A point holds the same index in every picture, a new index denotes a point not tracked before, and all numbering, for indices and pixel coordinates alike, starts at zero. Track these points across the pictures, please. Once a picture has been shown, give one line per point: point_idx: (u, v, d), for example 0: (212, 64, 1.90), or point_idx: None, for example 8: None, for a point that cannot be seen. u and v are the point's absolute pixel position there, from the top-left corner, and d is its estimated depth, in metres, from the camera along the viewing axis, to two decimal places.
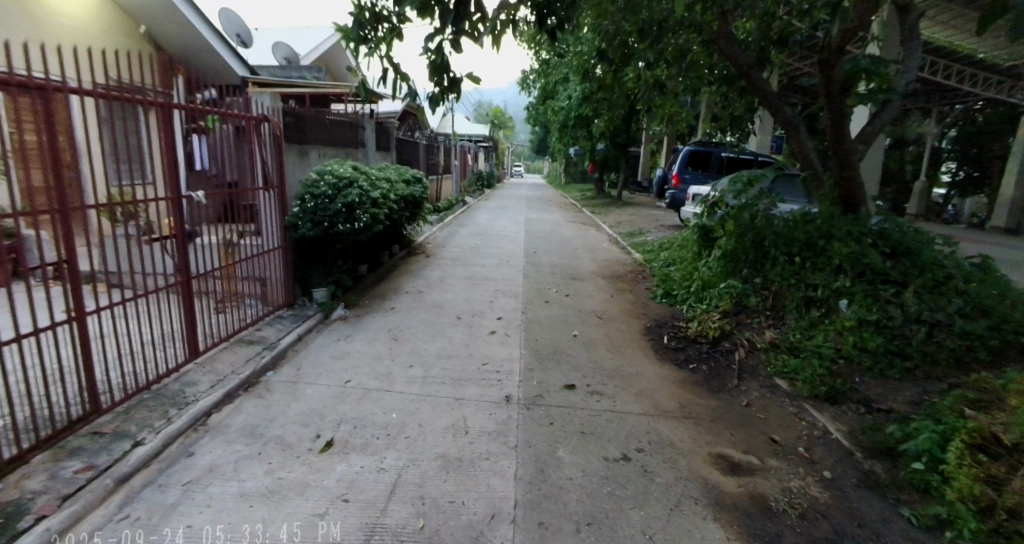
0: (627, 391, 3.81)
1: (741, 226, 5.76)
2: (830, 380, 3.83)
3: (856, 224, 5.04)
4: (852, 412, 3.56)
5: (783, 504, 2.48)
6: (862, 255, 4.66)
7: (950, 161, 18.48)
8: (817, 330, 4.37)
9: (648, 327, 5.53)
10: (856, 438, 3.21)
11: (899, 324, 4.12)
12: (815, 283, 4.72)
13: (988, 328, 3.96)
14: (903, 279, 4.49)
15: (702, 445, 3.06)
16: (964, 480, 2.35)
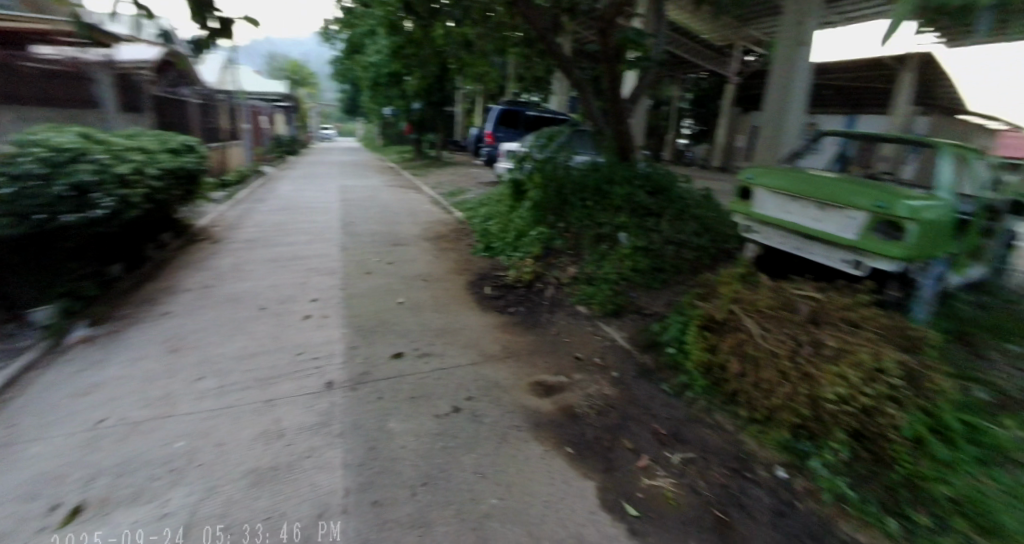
0: (454, 345, 3.97)
1: (546, 177, 6.45)
2: (615, 299, 4.64)
3: (628, 170, 5.95)
4: (631, 321, 4.42)
5: (585, 408, 2.97)
6: (633, 195, 5.61)
7: (688, 118, 23.26)
8: (606, 260, 5.15)
9: (472, 281, 5.77)
10: (634, 341, 4.01)
11: (660, 246, 5.08)
12: (603, 222, 5.50)
13: (711, 243, 5.34)
14: (660, 210, 5.51)
15: (524, 377, 3.42)
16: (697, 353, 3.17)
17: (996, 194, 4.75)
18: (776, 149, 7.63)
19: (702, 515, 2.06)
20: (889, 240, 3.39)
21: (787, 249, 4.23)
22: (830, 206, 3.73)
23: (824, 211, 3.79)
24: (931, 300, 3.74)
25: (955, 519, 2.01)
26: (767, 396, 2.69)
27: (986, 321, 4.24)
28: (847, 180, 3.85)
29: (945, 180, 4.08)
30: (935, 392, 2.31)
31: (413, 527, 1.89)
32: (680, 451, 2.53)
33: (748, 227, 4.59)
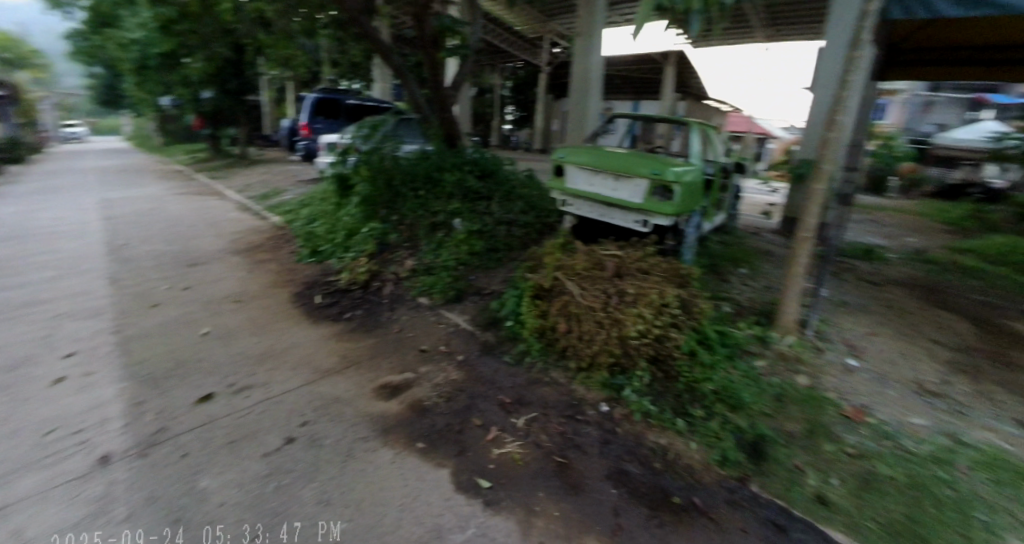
0: (282, 369, 3.50)
1: (373, 169, 5.96)
2: (455, 284, 4.69)
3: (456, 156, 6.17)
4: (472, 303, 4.52)
5: (434, 399, 2.99)
6: (463, 180, 5.85)
7: (509, 105, 24.05)
8: (444, 247, 5.21)
9: (297, 292, 5.05)
10: (475, 321, 4.15)
11: (492, 227, 5.42)
12: (437, 209, 5.58)
13: (536, 218, 5.82)
14: (490, 193, 5.89)
15: (366, 384, 3.25)
16: (531, 321, 3.44)
17: (728, 159, 6.29)
18: (581, 130, 8.57)
19: (546, 465, 2.30)
20: (665, 200, 4.22)
21: (594, 216, 4.80)
22: (624, 176, 4.39)
23: (620, 182, 4.43)
24: (692, 244, 4.88)
25: (716, 405, 2.71)
26: (585, 346, 3.10)
27: (727, 255, 5.57)
28: (631, 154, 4.58)
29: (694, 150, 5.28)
30: (699, 315, 3.10)
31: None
32: (524, 414, 2.75)
33: (563, 200, 4.98)
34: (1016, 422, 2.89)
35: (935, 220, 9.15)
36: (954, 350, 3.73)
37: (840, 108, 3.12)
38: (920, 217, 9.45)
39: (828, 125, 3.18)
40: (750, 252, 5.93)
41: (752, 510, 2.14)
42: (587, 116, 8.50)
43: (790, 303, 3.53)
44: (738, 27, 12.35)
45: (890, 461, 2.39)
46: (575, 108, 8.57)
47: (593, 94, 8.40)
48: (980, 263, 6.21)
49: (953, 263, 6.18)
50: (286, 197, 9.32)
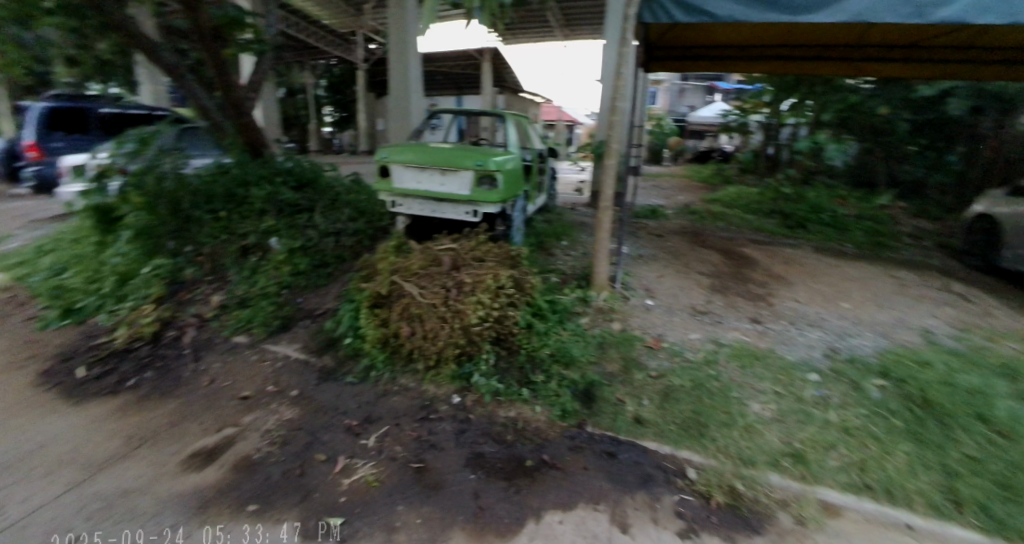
0: (24, 472, 2.48)
1: (149, 193, 4.79)
2: (279, 312, 4.02)
3: (265, 166, 5.41)
4: (303, 330, 3.87)
5: (264, 449, 2.53)
6: (276, 193, 5.11)
7: (327, 105, 20.63)
8: (259, 273, 4.47)
9: (48, 370, 3.71)
10: (308, 346, 3.56)
11: (318, 240, 4.83)
12: (246, 231, 4.77)
13: (367, 225, 5.38)
14: (311, 204, 5.25)
15: (167, 457, 2.56)
16: (371, 332, 3.21)
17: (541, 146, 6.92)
18: (407, 126, 8.33)
19: (403, 477, 2.22)
20: (492, 189, 4.41)
21: (427, 214, 4.71)
22: (450, 170, 4.43)
23: (447, 175, 4.46)
24: (520, 227, 5.18)
25: (553, 367, 3.01)
26: (427, 346, 3.07)
27: (549, 230, 6.10)
28: (453, 149, 4.67)
29: (511, 139, 5.71)
30: (532, 289, 3.37)
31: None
32: (374, 433, 2.59)
33: (394, 202, 4.77)
34: (751, 320, 3.94)
35: (697, 178, 11.56)
36: (711, 277, 4.85)
37: (618, 96, 3.82)
38: (686, 178, 11.80)
39: (612, 110, 3.85)
40: (568, 226, 6.61)
41: (590, 448, 2.48)
42: (411, 113, 8.30)
43: (602, 263, 4.05)
44: (539, 25, 13.50)
45: (680, 373, 3.01)
46: (396, 105, 8.33)
47: (414, 91, 8.25)
48: (723, 208, 8.09)
49: (708, 211, 7.91)
50: (11, 245, 6.72)
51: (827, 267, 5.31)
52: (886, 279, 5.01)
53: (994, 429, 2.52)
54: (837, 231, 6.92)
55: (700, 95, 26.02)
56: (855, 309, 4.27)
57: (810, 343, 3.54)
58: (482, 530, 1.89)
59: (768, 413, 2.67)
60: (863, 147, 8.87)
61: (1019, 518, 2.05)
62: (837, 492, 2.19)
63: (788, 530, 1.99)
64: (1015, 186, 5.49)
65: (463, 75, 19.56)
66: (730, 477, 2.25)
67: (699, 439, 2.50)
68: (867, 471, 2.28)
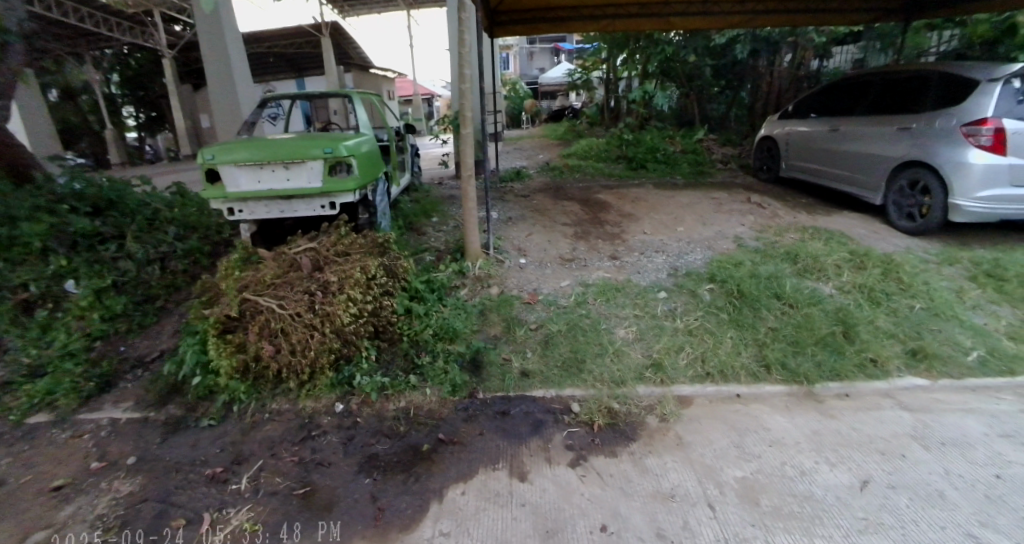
0: None
1: None
2: (94, 371, 3.22)
3: (40, 194, 4.28)
4: (134, 384, 3.19)
5: (96, 539, 1.92)
6: (64, 224, 4.08)
7: (128, 105, 16.52)
8: (54, 331, 3.48)
9: None
10: (140, 403, 2.95)
11: (135, 273, 4.05)
12: (22, 280, 3.66)
13: (202, 240, 4.66)
14: (117, 230, 4.33)
15: None
16: (226, 363, 2.76)
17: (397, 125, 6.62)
18: (237, 118, 7.22)
19: (288, 507, 1.97)
20: (348, 176, 4.11)
21: (275, 217, 4.15)
22: (294, 163, 3.95)
23: (292, 169, 3.97)
24: (383, 213, 4.92)
25: (437, 346, 2.99)
26: (297, 362, 2.75)
27: (417, 210, 5.89)
28: (291, 140, 4.17)
29: (363, 120, 5.25)
30: (405, 273, 3.31)
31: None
32: (245, 473, 2.23)
33: (232, 208, 4.10)
34: (611, 258, 4.34)
35: (551, 137, 12.15)
36: (573, 226, 5.20)
37: (465, 63, 3.79)
38: (543, 138, 12.31)
39: (461, 78, 3.80)
40: (436, 201, 6.45)
41: (483, 413, 2.55)
42: (242, 104, 7.21)
43: (472, 234, 4.06)
44: None
45: (556, 320, 3.21)
46: (219, 95, 7.16)
47: (240, 77, 7.17)
48: (578, 161, 8.65)
49: (564, 166, 8.37)
50: None
51: (662, 200, 6.06)
52: (708, 202, 5.89)
53: (786, 302, 3.21)
54: (669, 167, 7.95)
55: (547, 57, 26.91)
56: (688, 231, 4.96)
57: (657, 267, 4.04)
58: (383, 530, 1.79)
59: (631, 335, 3.02)
60: (683, 93, 10.08)
61: (804, 364, 2.68)
62: (688, 385, 2.61)
63: (654, 429, 2.31)
64: (784, 111, 6.82)
65: (296, 55, 17.56)
66: (607, 399, 2.51)
67: (579, 375, 2.73)
68: (707, 361, 2.74)
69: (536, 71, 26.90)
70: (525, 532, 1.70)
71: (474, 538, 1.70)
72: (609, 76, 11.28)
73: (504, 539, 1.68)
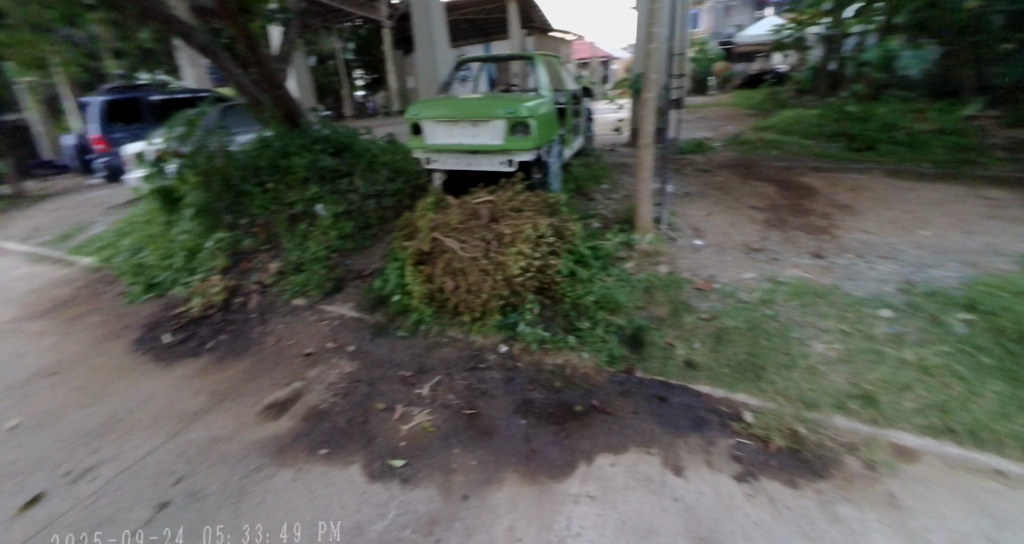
0: (137, 424, 2.66)
1: (203, 173, 4.88)
2: (331, 274, 4.10)
3: (303, 136, 5.32)
4: (355, 290, 3.95)
5: (329, 400, 2.57)
6: (317, 160, 5.04)
7: (358, 68, 19.79)
8: (309, 240, 4.46)
9: (139, 332, 3.93)
10: (359, 305, 3.66)
11: (360, 204, 4.91)
12: (291, 200, 4.70)
13: (405, 183, 5.39)
14: (350, 168, 5.20)
15: (250, 410, 2.65)
16: (419, 290, 3.21)
17: (575, 86, 6.49)
18: (434, 78, 7.94)
19: (457, 422, 2.23)
20: (525, 136, 4.18)
21: (463, 168, 4.51)
22: (481, 121, 4.20)
23: (479, 126, 4.24)
24: (556, 174, 4.92)
25: (598, 313, 2.97)
26: (473, 299, 3.04)
27: (588, 174, 5.80)
28: (481, 98, 4.43)
29: (542, 82, 5.27)
30: (572, 237, 3.30)
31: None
32: (428, 382, 2.60)
33: (428, 158, 4.60)
34: (813, 255, 3.63)
35: (744, 107, 10.57)
36: (767, 211, 4.48)
37: (654, 20, 3.40)
38: (734, 107, 10.79)
39: (647, 36, 3.42)
40: (608, 168, 6.25)
41: (639, 392, 2.46)
42: (439, 66, 7.91)
43: (645, 205, 3.82)
44: None
45: (734, 314, 2.87)
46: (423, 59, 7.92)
47: (440, 44, 7.87)
48: (779, 136, 7.36)
49: (760, 139, 7.23)
50: (96, 230, 6.93)
51: (896, 192, 4.77)
52: (971, 202, 4.44)
53: None
54: (912, 151, 6.16)
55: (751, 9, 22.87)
56: (930, 237, 3.84)
57: (880, 277, 3.23)
58: (535, 471, 1.90)
59: (833, 353, 2.52)
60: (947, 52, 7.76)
61: None
62: (914, 435, 2.03)
63: (857, 475, 1.88)
64: None
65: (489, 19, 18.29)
66: (791, 419, 2.18)
67: (756, 382, 2.41)
68: (949, 413, 2.08)
69: (732, 28, 23.15)
70: (675, 528, 1.61)
71: (619, 513, 1.67)
72: (833, 33, 9.17)
73: (652, 527, 1.61)
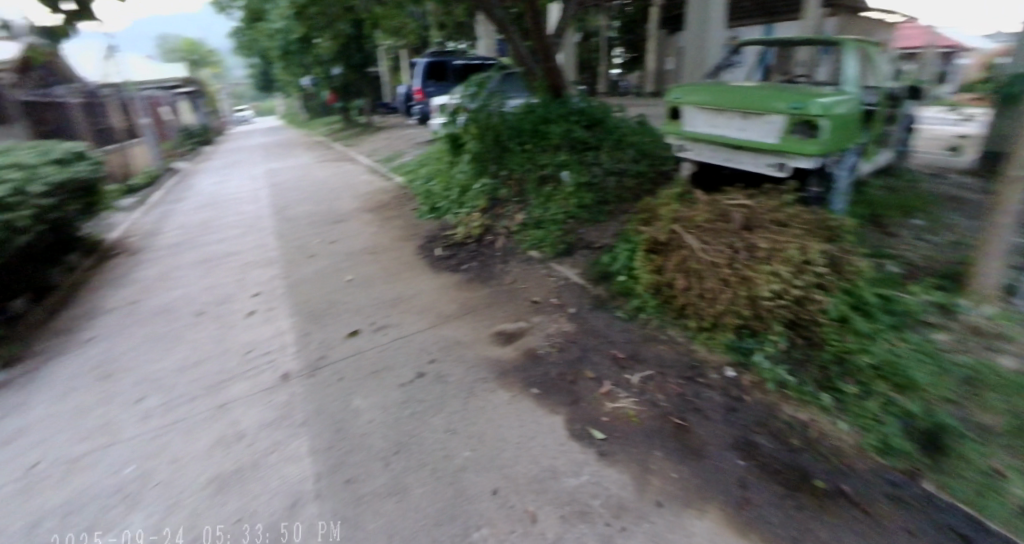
0: (413, 310, 3.53)
1: (481, 127, 5.51)
2: (565, 238, 4.26)
3: (563, 106, 5.40)
4: (583, 258, 4.05)
5: (546, 347, 2.81)
6: (571, 130, 5.10)
7: None
8: (552, 202, 4.65)
9: (420, 244, 4.98)
10: (585, 274, 3.74)
11: (603, 179, 4.76)
12: (543, 162, 4.91)
13: (649, 168, 5.00)
14: (599, 143, 5.06)
15: (484, 329, 3.12)
16: (647, 278, 3.08)
17: (894, 83, 4.83)
18: None
19: (663, 425, 2.09)
20: (807, 138, 3.33)
21: (719, 163, 3.99)
22: (752, 114, 3.57)
23: (749, 119, 3.61)
24: (842, 191, 3.75)
25: (877, 383, 2.11)
26: (710, 306, 2.69)
27: (894, 201, 4.42)
28: (764, 87, 3.72)
29: (849, 74, 3.90)
30: (854, 273, 2.43)
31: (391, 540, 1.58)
32: (639, 371, 2.52)
33: (681, 145, 4.24)
34: None
35: None
36: None
37: None
38: None
39: None
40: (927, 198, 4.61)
41: None
42: None
43: (993, 263, 2.65)
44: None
45: None
46: None
47: None
48: None
49: None
50: (406, 158, 8.98)
51: None
52: None
53: None
54: None
55: None
56: None
57: None
58: (747, 524, 1.58)
59: None
60: None
61: None
62: None
63: None
64: None
65: None
66: None
67: None
68: None
69: None
70: None
71: None
72: None
73: None
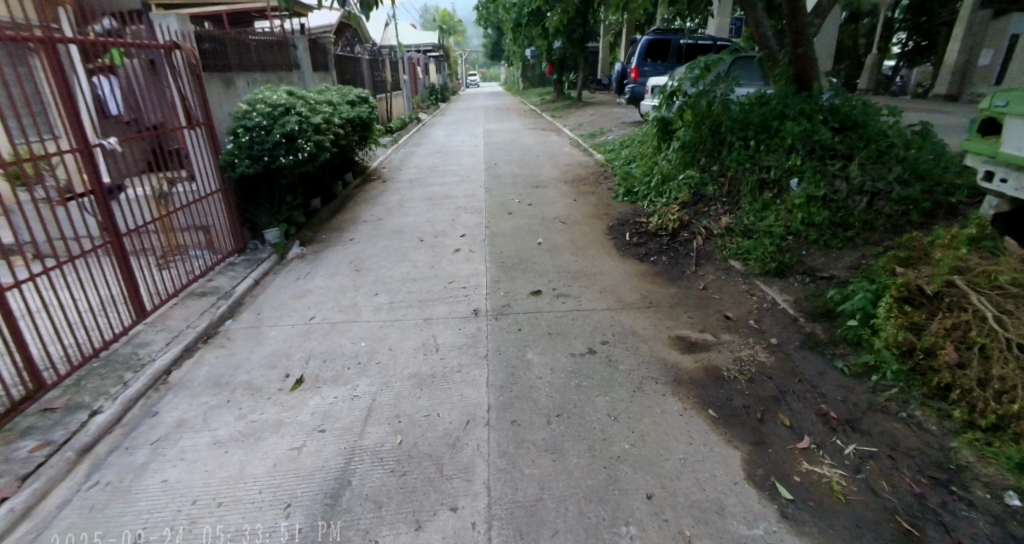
0: (592, 289, 3.52)
1: (698, 114, 4.88)
2: (779, 256, 3.55)
3: (809, 101, 4.41)
4: (800, 284, 3.37)
5: (733, 372, 2.48)
6: (813, 131, 4.12)
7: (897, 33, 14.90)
8: (769, 211, 3.96)
9: (610, 226, 4.89)
10: (798, 302, 3.11)
11: (844, 197, 3.71)
12: (769, 164, 4.16)
13: (924, 194, 3.61)
14: (850, 152, 4.00)
15: (661, 329, 2.95)
16: (889, 330, 2.29)
17: None
18: None
19: (882, 519, 1.59)
20: None
21: None
22: None
23: None
24: None
25: None
26: (1000, 401, 1.83)
27: None
28: None
29: None
30: None
31: (542, 495, 1.68)
32: (858, 442, 1.96)
33: (994, 173, 2.60)
34: None
35: None
36: None
37: None
38: None
39: None
40: None
41: None
42: None
43: None
44: None
45: None
46: None
47: None
48: None
49: None
50: (612, 135, 8.91)
51: None
52: None
53: None
54: None
55: None
56: None
57: None
58: None
59: None
60: None
61: None
62: None
63: None
64: None
65: None
66: None
67: None
68: None
69: None
70: None
71: None
72: None
73: None
